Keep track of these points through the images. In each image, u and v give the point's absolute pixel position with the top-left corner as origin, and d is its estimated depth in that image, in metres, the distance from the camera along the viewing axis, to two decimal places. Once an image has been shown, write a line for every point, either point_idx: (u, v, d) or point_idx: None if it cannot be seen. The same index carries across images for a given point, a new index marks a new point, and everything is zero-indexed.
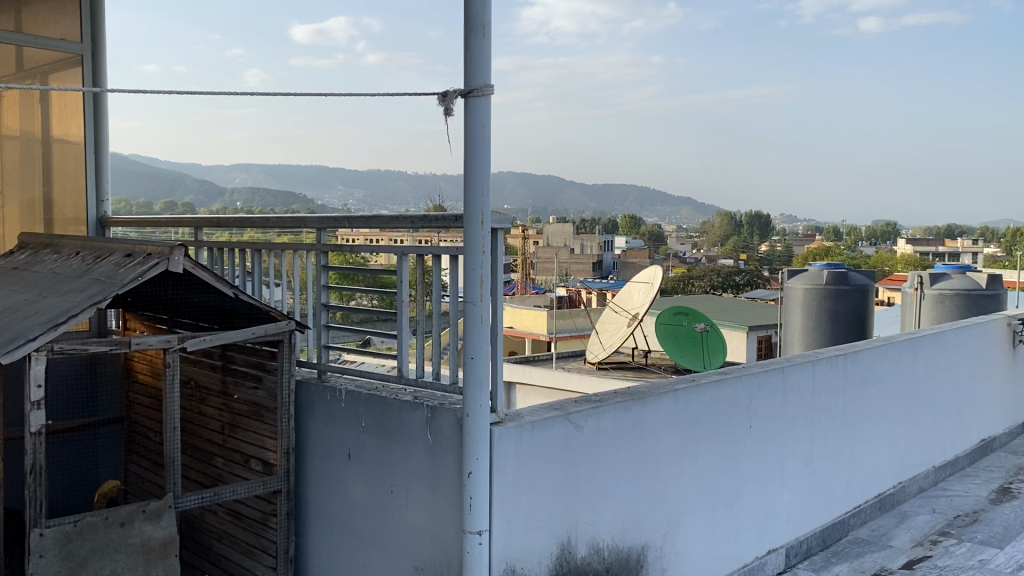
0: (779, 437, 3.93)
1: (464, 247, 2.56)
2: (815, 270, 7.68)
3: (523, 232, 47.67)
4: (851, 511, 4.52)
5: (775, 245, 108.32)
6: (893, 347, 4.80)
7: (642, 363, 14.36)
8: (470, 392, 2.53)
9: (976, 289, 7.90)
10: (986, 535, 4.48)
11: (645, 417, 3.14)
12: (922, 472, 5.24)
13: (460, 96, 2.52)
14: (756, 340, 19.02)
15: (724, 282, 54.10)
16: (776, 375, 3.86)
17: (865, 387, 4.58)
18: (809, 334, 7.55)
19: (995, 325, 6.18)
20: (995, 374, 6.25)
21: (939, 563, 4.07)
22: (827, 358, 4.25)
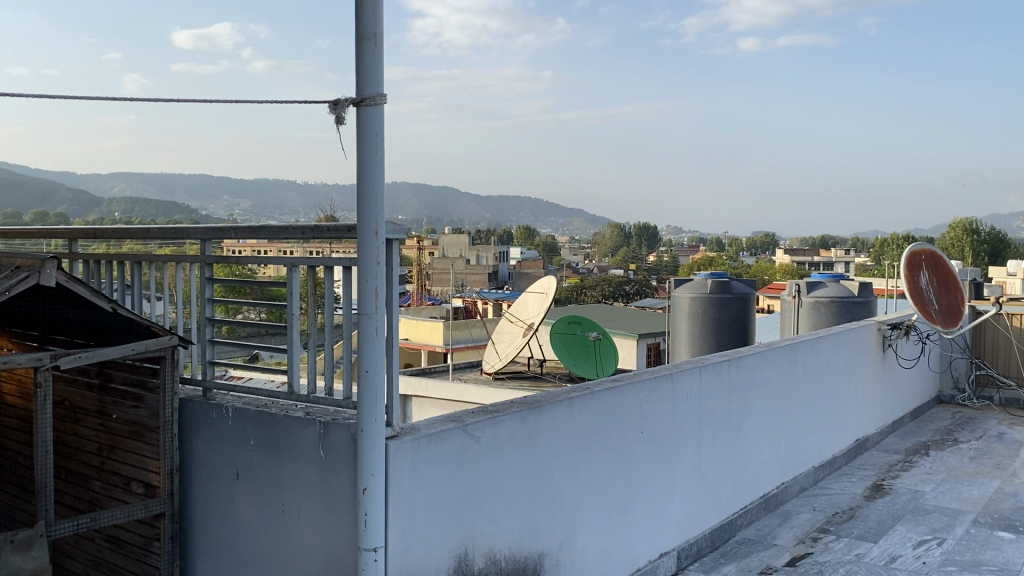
0: (669, 443, 4.03)
1: (357, 259, 2.51)
2: (699, 280, 7.93)
3: (418, 244, 47.38)
4: (738, 511, 4.67)
5: (663, 255, 111.60)
6: (774, 352, 5.01)
7: (538, 372, 14.48)
8: (364, 407, 2.47)
9: (848, 296, 8.33)
10: (862, 531, 4.71)
11: (540, 426, 3.16)
12: (802, 472, 5.47)
13: (353, 104, 2.48)
14: (646, 348, 19.50)
15: (616, 291, 55.26)
16: (665, 381, 3.95)
17: (748, 391, 4.75)
18: (696, 341, 7.78)
19: (867, 330, 6.53)
20: (867, 377, 6.59)
21: (819, 560, 4.26)
22: (714, 364, 4.39)
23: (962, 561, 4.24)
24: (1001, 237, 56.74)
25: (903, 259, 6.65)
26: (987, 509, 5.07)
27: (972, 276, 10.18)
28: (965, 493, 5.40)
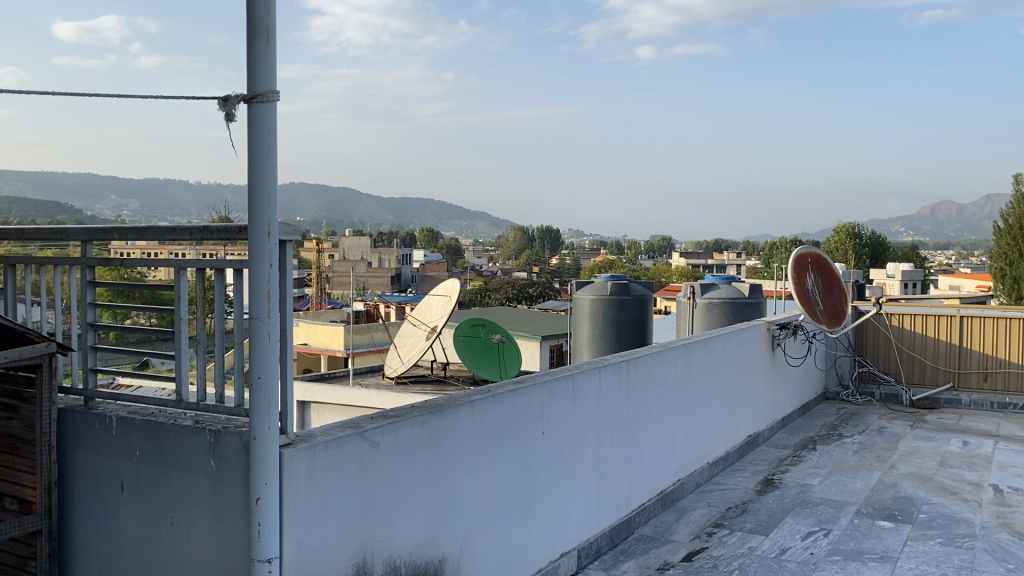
0: (570, 444, 4.06)
1: (249, 261, 2.42)
2: (599, 282, 8.06)
3: (318, 246, 46.47)
4: (637, 509, 4.75)
5: (565, 258, 113.03)
6: (670, 352, 5.12)
7: (441, 375, 14.40)
8: (257, 414, 2.39)
9: (740, 297, 8.62)
10: (754, 524, 4.87)
11: (441, 430, 3.13)
12: (698, 467, 5.62)
13: (243, 101, 2.39)
14: (549, 349, 19.69)
15: (519, 293, 55.55)
16: (566, 382, 3.99)
17: (646, 390, 4.84)
18: (596, 343, 7.90)
19: (758, 330, 6.77)
20: (758, 376, 6.83)
21: (714, 554, 4.37)
22: (613, 365, 4.46)
23: (846, 550, 4.43)
24: (881, 240, 59.91)
25: (791, 261, 6.93)
26: (868, 500, 5.32)
27: (854, 277, 10.71)
28: (848, 485, 5.66)
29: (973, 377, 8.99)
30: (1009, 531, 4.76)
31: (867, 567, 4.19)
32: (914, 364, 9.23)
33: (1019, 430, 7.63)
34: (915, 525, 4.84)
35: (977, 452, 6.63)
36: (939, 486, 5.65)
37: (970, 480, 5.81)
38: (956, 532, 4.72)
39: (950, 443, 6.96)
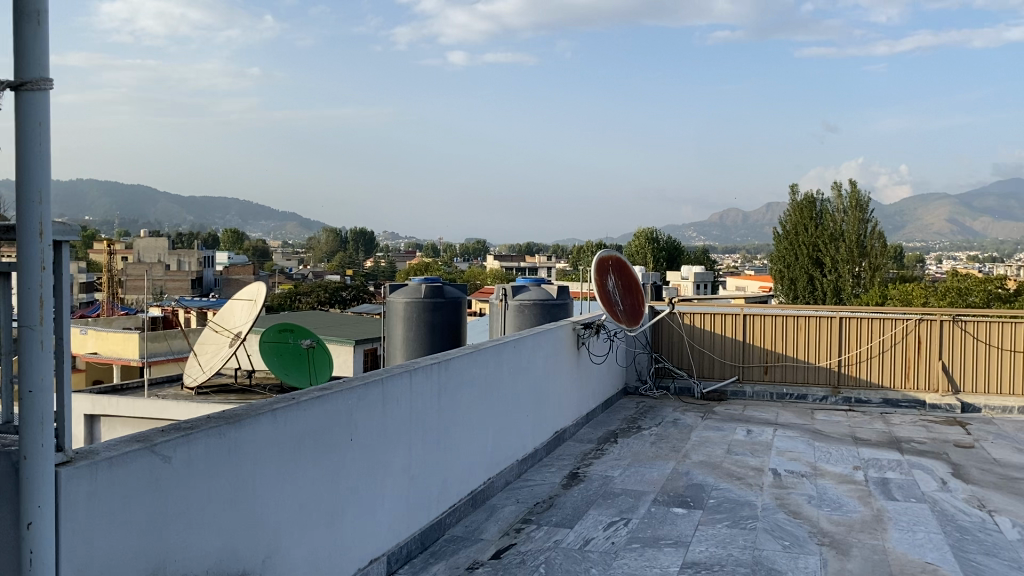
0: (378, 449, 4.01)
1: (17, 265, 2.20)
2: (413, 285, 8.01)
3: (110, 247, 43.14)
4: (446, 510, 4.78)
5: (378, 261, 111.84)
6: (480, 353, 5.20)
7: (246, 384, 13.80)
8: (29, 431, 2.19)
9: (549, 298, 8.88)
10: (559, 517, 5.04)
11: (241, 441, 3.01)
12: (507, 466, 5.73)
13: (8, 89, 2.17)
14: (361, 353, 19.41)
15: (332, 297, 54.28)
16: (374, 386, 3.95)
17: (455, 392, 4.88)
18: (409, 346, 7.85)
19: (564, 330, 7.01)
20: (564, 374, 7.07)
21: (521, 549, 4.48)
22: (423, 368, 4.46)
23: (644, 538, 4.67)
24: (678, 244, 64.00)
25: (594, 263, 7.22)
26: (664, 488, 5.65)
27: (652, 279, 11.38)
28: (646, 475, 5.99)
29: (755, 369, 9.75)
30: (786, 511, 5.22)
31: (662, 552, 4.44)
32: (704, 359, 9.91)
33: (794, 417, 8.38)
34: (705, 510, 5.20)
35: (758, 440, 7.22)
36: (725, 472, 6.10)
37: (753, 465, 6.32)
38: (741, 515, 5.11)
39: (736, 432, 7.53)
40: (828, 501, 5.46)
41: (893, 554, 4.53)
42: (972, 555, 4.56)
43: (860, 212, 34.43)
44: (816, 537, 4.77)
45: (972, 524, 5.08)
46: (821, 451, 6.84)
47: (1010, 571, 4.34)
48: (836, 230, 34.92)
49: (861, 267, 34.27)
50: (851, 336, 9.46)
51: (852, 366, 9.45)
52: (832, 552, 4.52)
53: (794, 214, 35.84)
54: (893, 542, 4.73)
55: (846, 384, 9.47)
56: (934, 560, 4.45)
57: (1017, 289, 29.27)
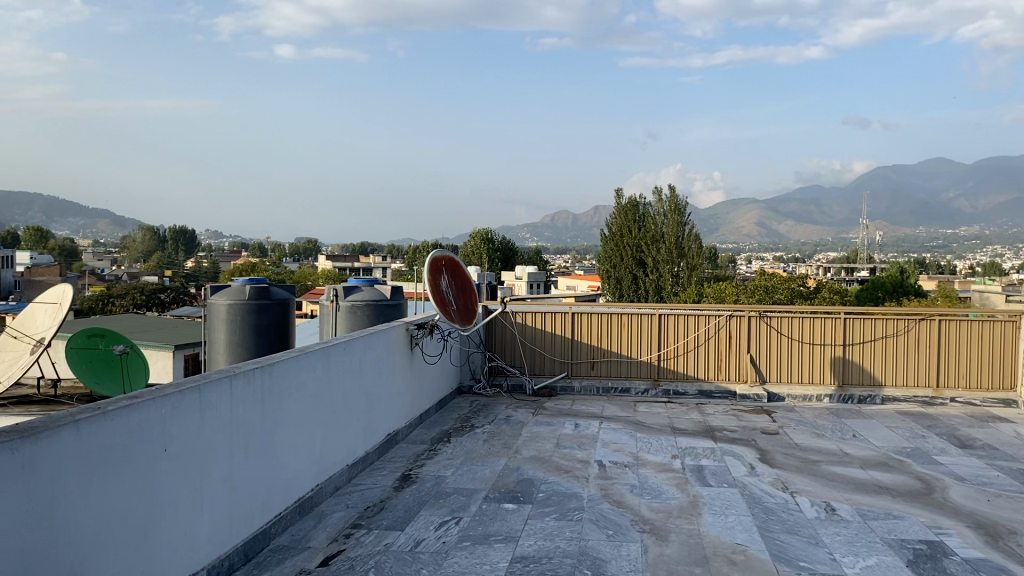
0: (195, 459, 3.82)
1: None
2: (237, 286, 7.69)
3: None
4: (271, 519, 4.61)
5: (201, 261, 106.63)
6: (306, 356, 5.06)
7: (51, 394, 12.75)
8: None
9: (381, 299, 8.78)
10: (390, 520, 4.99)
11: (37, 455, 2.77)
12: (336, 470, 5.61)
13: None
14: (181, 358, 18.42)
15: (149, 299, 51.19)
16: (191, 393, 3.75)
17: (281, 398, 4.72)
18: (233, 350, 7.51)
19: (396, 331, 6.95)
20: (396, 375, 7.00)
21: (350, 555, 4.40)
22: (244, 373, 4.28)
23: (475, 536, 4.71)
24: (510, 245, 65.13)
25: (426, 263, 7.18)
26: (495, 485, 5.73)
27: (486, 278, 11.50)
28: (478, 472, 6.04)
29: (583, 365, 10.06)
30: (611, 501, 5.42)
31: (492, 549, 4.49)
32: (535, 357, 10.12)
33: (619, 410, 8.73)
34: (534, 504, 5.31)
35: (585, 433, 7.45)
36: (554, 466, 6.25)
37: (580, 458, 6.52)
38: (568, 507, 5.26)
39: (564, 426, 7.75)
40: (649, 489, 5.73)
41: (707, 537, 4.81)
42: (776, 534, 4.92)
43: (678, 216, 36.20)
44: (638, 525, 4.98)
45: (776, 505, 5.48)
46: (643, 442, 7.16)
47: (809, 547, 4.71)
48: (657, 232, 36.50)
49: (680, 267, 36.17)
50: (669, 332, 9.95)
51: (671, 360, 9.94)
52: (652, 538, 4.74)
53: (619, 215, 37.24)
54: (707, 525, 5.02)
55: (666, 377, 9.95)
56: (743, 541, 4.76)
57: (815, 287, 31.84)
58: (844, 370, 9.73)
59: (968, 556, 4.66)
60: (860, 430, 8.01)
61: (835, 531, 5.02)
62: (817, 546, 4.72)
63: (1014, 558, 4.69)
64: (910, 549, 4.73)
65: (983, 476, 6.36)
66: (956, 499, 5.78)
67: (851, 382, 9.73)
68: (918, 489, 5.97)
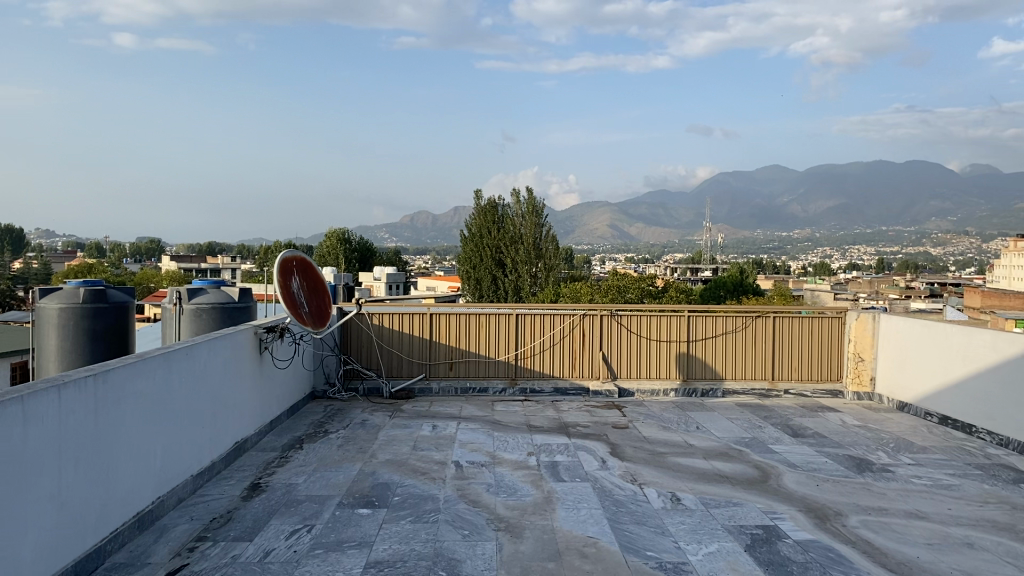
0: (20, 474, 3.54)
1: None
2: (69, 288, 7.20)
3: None
4: (107, 536, 4.34)
5: (31, 262, 99.23)
6: (145, 363, 4.80)
7: None
8: None
9: (229, 302, 8.45)
10: (238, 531, 4.80)
11: None
12: (179, 482, 5.35)
13: None
14: (9, 367, 17.09)
15: None
16: (14, 404, 3.48)
17: (116, 407, 4.45)
18: (65, 357, 7.02)
19: (243, 334, 6.71)
20: (244, 380, 6.76)
21: (195, 569, 4.21)
22: (75, 381, 4.01)
23: (328, 542, 4.61)
24: (369, 245, 64.37)
25: (277, 263, 6.95)
26: (349, 490, 5.63)
27: (344, 279, 11.25)
28: (331, 478, 5.92)
29: (441, 366, 10.02)
30: (466, 501, 5.44)
31: (346, 555, 4.41)
32: (392, 359, 10.00)
33: (475, 410, 8.78)
34: (389, 508, 5.26)
35: (442, 434, 7.44)
36: (410, 469, 6.22)
37: (436, 459, 6.50)
38: (424, 509, 5.24)
39: (421, 428, 7.71)
40: (504, 487, 5.79)
41: (560, 532, 4.91)
42: (625, 525, 5.08)
43: (536, 218, 36.78)
44: (493, 523, 5.02)
45: (626, 497, 5.66)
46: (499, 441, 7.23)
47: (655, 536, 4.90)
48: (516, 233, 37.06)
49: (538, 267, 36.87)
50: (525, 331, 10.08)
51: (528, 359, 10.08)
52: (506, 535, 4.79)
53: (479, 216, 37.60)
54: (561, 520, 5.12)
55: (522, 376, 10.09)
56: (595, 534, 4.90)
57: (665, 287, 33.22)
58: (689, 365, 10.22)
59: (798, 538, 4.99)
60: (704, 422, 8.41)
61: (680, 520, 5.25)
62: (663, 536, 4.91)
63: (839, 537, 5.06)
64: (748, 534, 5.01)
65: (812, 462, 6.83)
66: (789, 484, 6.18)
67: (696, 376, 10.24)
68: (755, 477, 6.33)
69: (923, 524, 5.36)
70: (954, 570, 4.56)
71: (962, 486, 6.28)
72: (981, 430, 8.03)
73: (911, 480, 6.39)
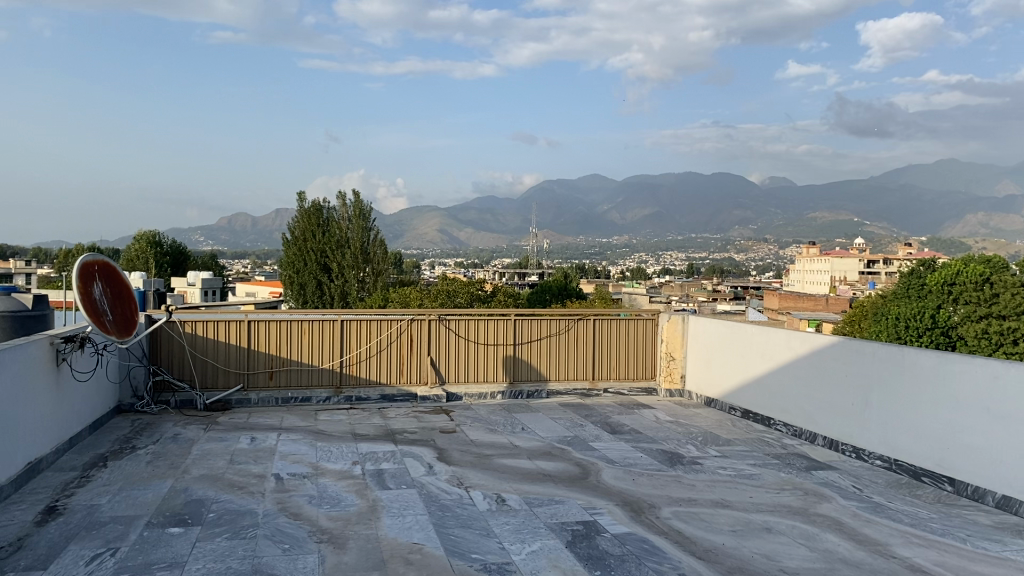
0: None
1: None
2: None
3: None
4: None
5: None
6: None
7: None
8: None
9: (20, 310, 7.76)
10: (30, 560, 4.40)
11: None
12: None
13: None
14: None
15: None
16: None
17: None
18: None
19: (36, 345, 6.17)
20: (39, 394, 6.22)
21: None
22: None
23: (134, 566, 4.32)
24: (184, 249, 61.19)
25: (78, 267, 6.43)
26: (158, 509, 5.30)
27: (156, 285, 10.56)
28: (138, 498, 5.55)
29: (260, 376, 9.56)
30: (287, 514, 5.27)
31: None
32: (207, 369, 9.42)
33: (298, 420, 8.52)
34: (204, 526, 5.00)
35: (261, 446, 7.17)
36: (226, 483, 5.94)
37: (255, 473, 6.26)
38: (241, 525, 5.03)
39: (239, 441, 7.39)
40: (327, 498, 5.65)
41: (384, 540, 4.85)
42: (450, 529, 5.10)
43: (363, 221, 36.36)
44: (315, 535, 4.89)
45: (451, 501, 5.68)
46: (323, 451, 7.05)
47: (480, 539, 4.95)
48: (343, 237, 36.37)
49: (365, 272, 36.40)
50: (351, 338, 9.86)
51: (354, 366, 9.87)
52: (328, 547, 4.68)
53: (303, 220, 36.57)
54: (385, 528, 5.06)
55: (348, 384, 9.84)
56: (419, 540, 4.87)
57: (492, 291, 33.69)
58: (515, 368, 10.41)
59: (615, 532, 5.19)
60: (528, 423, 8.59)
61: (504, 520, 5.32)
62: (487, 537, 4.97)
63: (653, 529, 5.31)
64: (568, 531, 5.16)
65: (629, 458, 7.15)
66: (608, 480, 6.43)
67: (521, 378, 10.44)
68: (576, 474, 6.54)
69: (728, 512, 5.73)
70: (755, 554, 4.91)
71: (761, 475, 6.78)
72: (778, 422, 8.71)
73: (717, 471, 6.82)
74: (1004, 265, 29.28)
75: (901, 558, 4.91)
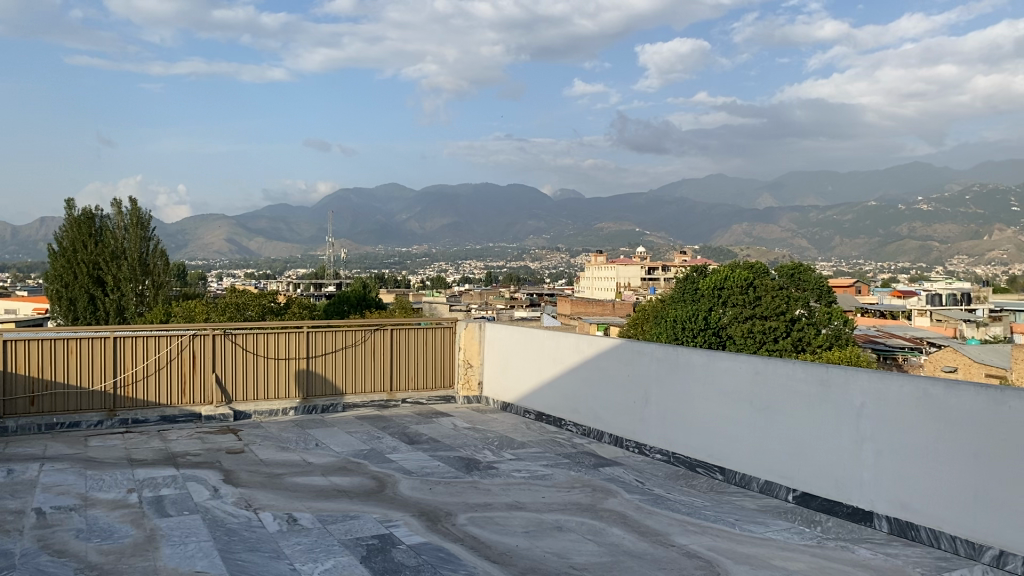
0: None
1: None
2: None
3: None
4: None
5: None
6: None
7: None
8: None
9: None
10: None
11: None
12: None
13: None
14: None
15: None
16: None
17: None
18: None
19: None
20: None
21: None
22: None
23: None
24: None
25: None
26: None
27: None
28: None
29: (19, 402, 8.63)
30: (49, 552, 4.80)
31: None
32: None
33: (64, 448, 7.80)
34: None
35: (19, 479, 6.50)
36: None
37: (12, 509, 5.66)
38: None
39: None
40: (97, 531, 5.21)
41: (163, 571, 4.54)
42: (237, 554, 4.86)
43: (141, 230, 34.46)
44: (82, 572, 4.49)
45: (239, 525, 5.42)
46: (93, 480, 6.50)
47: (269, 561, 4.76)
48: (117, 247, 34.12)
49: (144, 284, 34.41)
50: (125, 356, 9.17)
51: (129, 387, 9.18)
52: None
53: (71, 228, 33.42)
54: (164, 559, 4.74)
55: (122, 407, 9.14)
56: (203, 568, 4.61)
57: (285, 302, 32.99)
58: (309, 381, 10.13)
59: (410, 543, 5.17)
60: (323, 438, 8.38)
61: (296, 541, 5.15)
62: (277, 560, 4.78)
63: (448, 536, 5.34)
64: (363, 546, 5.08)
65: (426, 467, 7.15)
66: (403, 491, 6.40)
67: (315, 393, 10.17)
68: (372, 488, 6.44)
69: (521, 514, 5.87)
70: (546, 553, 5.06)
71: (552, 475, 7.01)
72: (568, 423, 9.04)
73: (511, 475, 6.98)
74: (765, 271, 32.31)
75: (678, 546, 5.24)
